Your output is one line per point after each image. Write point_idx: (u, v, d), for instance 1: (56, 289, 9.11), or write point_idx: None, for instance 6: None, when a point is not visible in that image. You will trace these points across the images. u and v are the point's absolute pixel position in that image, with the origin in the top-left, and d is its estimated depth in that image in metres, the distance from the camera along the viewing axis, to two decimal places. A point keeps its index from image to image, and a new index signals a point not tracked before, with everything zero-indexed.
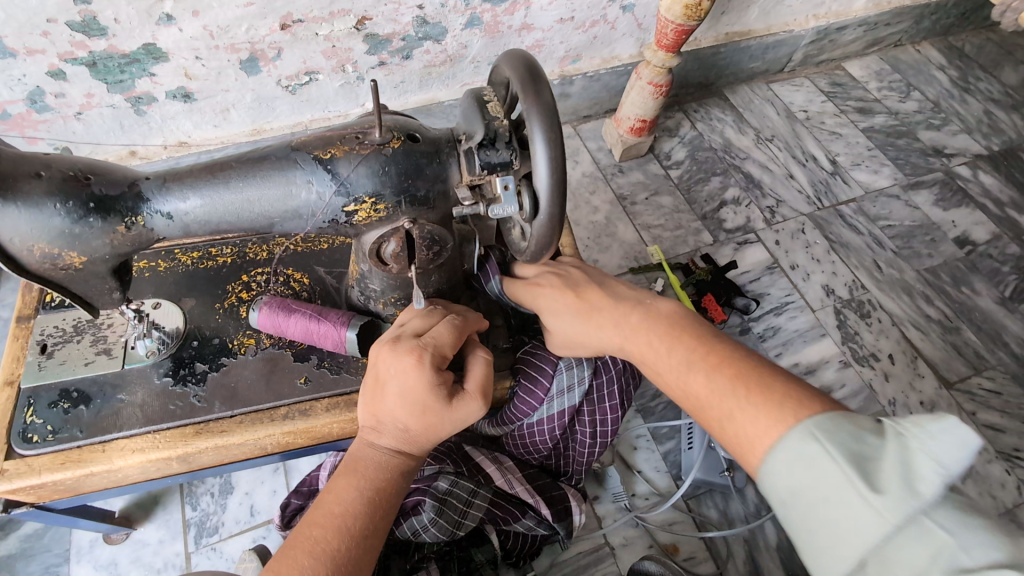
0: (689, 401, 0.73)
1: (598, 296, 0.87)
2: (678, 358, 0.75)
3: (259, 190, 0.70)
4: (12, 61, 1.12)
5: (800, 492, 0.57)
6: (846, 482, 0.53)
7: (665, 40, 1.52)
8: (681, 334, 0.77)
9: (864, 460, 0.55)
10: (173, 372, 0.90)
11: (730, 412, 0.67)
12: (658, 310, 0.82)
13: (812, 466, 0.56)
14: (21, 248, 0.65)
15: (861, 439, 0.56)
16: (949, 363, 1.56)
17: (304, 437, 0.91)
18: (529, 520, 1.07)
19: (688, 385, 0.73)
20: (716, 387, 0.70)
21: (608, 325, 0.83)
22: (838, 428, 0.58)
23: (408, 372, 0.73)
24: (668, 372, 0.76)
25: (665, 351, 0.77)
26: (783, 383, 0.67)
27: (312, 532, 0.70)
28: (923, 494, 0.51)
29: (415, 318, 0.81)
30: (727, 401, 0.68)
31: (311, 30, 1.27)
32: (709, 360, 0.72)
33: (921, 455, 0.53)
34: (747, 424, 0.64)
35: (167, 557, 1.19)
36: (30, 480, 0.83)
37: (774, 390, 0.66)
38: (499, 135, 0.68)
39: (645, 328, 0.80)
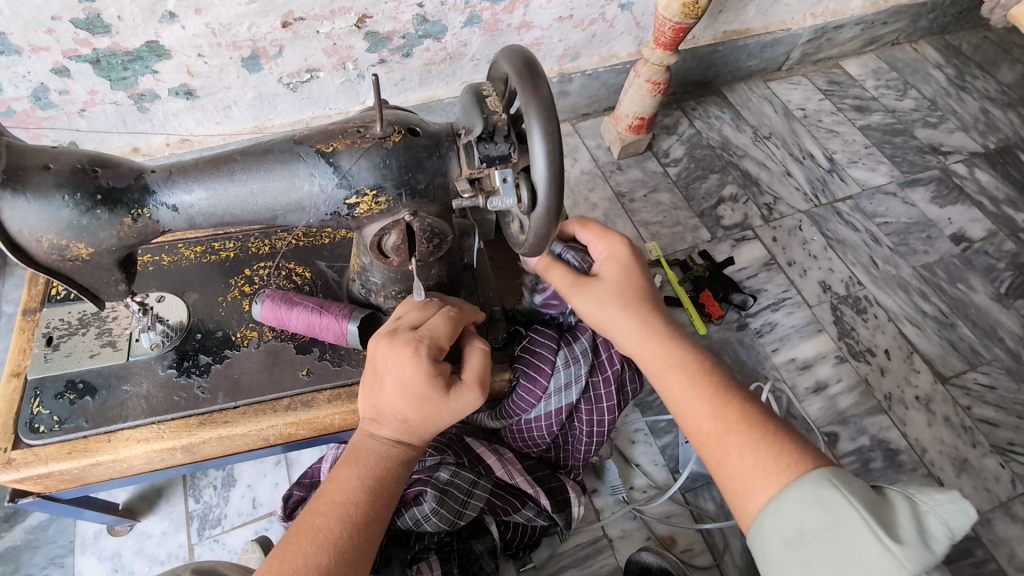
0: (710, 426, 0.79)
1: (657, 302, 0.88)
2: (712, 386, 0.82)
3: (264, 183, 0.71)
4: (18, 58, 1.13)
5: (815, 529, 0.66)
6: (869, 532, 0.62)
7: (663, 38, 1.53)
8: (714, 367, 0.84)
9: (882, 513, 0.64)
10: (178, 364, 0.91)
11: (752, 446, 0.75)
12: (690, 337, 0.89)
13: (831, 508, 0.66)
14: (30, 239, 0.67)
15: (873, 494, 0.67)
16: (945, 358, 1.57)
17: (307, 427, 0.93)
18: (528, 510, 1.10)
19: (716, 412, 0.79)
20: (745, 421, 0.78)
21: (656, 332, 0.85)
22: (853, 483, 0.68)
23: (406, 363, 0.74)
24: (697, 396, 0.81)
25: (698, 378, 0.82)
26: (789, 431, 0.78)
27: (314, 521, 0.71)
28: (933, 552, 0.61)
29: (412, 311, 0.83)
30: (752, 437, 0.76)
31: (312, 27, 1.28)
32: (736, 397, 0.81)
33: (931, 517, 0.63)
34: (772, 460, 0.73)
35: (171, 549, 1.20)
36: (36, 469, 0.84)
37: (793, 439, 0.76)
38: (498, 129, 0.69)
39: (684, 350, 0.85)
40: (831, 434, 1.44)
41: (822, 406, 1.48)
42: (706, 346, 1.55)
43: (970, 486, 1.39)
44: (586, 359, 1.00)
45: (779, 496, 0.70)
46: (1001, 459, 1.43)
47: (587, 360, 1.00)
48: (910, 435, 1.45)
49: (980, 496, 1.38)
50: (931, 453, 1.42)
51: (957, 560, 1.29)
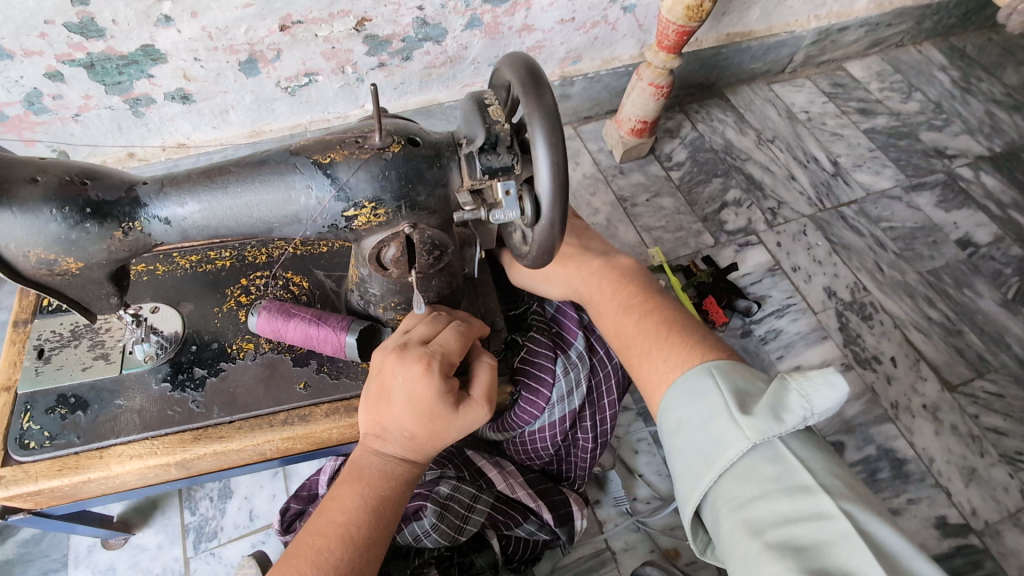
0: (620, 343, 0.86)
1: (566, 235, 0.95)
2: (621, 307, 0.87)
3: (259, 196, 0.69)
4: (10, 63, 1.11)
5: (690, 414, 0.69)
6: (725, 410, 0.66)
7: (666, 41, 1.51)
8: (629, 289, 0.89)
9: (748, 397, 0.67)
10: (172, 377, 0.89)
11: (649, 353, 0.79)
12: (614, 263, 0.94)
13: (702, 395, 0.69)
14: (17, 253, 0.65)
15: (748, 381, 0.69)
16: (952, 366, 1.55)
17: (304, 442, 0.91)
18: (530, 525, 1.07)
19: (623, 329, 0.85)
20: (645, 333, 0.82)
21: (569, 267, 0.93)
22: (732, 373, 0.70)
23: (416, 380, 0.72)
24: (609, 319, 0.88)
25: (609, 301, 0.89)
26: (697, 336, 0.79)
27: (315, 542, 0.69)
28: (785, 424, 0.63)
29: (421, 325, 0.81)
30: (649, 344, 0.80)
31: (311, 31, 1.26)
32: (643, 312, 0.85)
33: (794, 396, 0.65)
34: (663, 362, 0.77)
35: (166, 563, 1.18)
36: (26, 486, 0.82)
37: (689, 340, 0.78)
38: (501, 139, 0.67)
39: (600, 278, 0.92)
40: (838, 443, 1.42)
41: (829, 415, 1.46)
42: None
43: (978, 497, 1.37)
44: (585, 363, 0.99)
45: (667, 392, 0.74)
46: (1009, 468, 1.41)
47: (585, 363, 1.00)
48: (917, 445, 1.42)
49: (988, 506, 1.36)
50: (939, 463, 1.40)
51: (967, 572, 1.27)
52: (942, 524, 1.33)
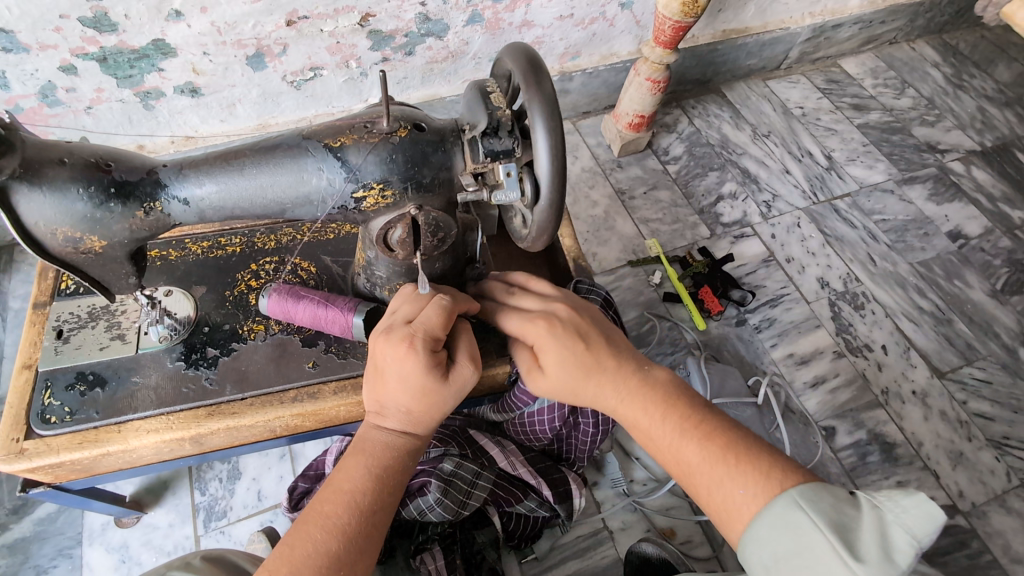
0: (678, 470, 0.71)
1: (602, 344, 0.78)
2: (673, 425, 0.72)
3: (273, 177, 0.72)
4: (25, 56, 1.15)
5: (786, 555, 0.59)
6: (831, 554, 0.56)
7: (663, 37, 1.55)
8: (678, 402, 0.74)
9: (848, 529, 0.58)
10: (186, 356, 0.93)
11: (719, 480, 0.66)
12: (647, 372, 0.78)
13: (799, 533, 0.59)
14: (45, 231, 0.68)
15: (839, 507, 0.60)
16: (941, 354, 1.59)
17: (312, 419, 0.94)
18: (531, 501, 1.11)
19: (678, 450, 0.70)
20: (710, 456, 0.68)
21: (607, 382, 0.76)
22: (818, 497, 0.60)
23: (404, 360, 0.74)
24: (659, 441, 0.73)
25: (657, 421, 0.73)
26: (763, 450, 0.68)
27: (324, 508, 0.72)
28: (898, 565, 0.55)
29: (406, 304, 0.83)
30: (716, 469, 0.67)
31: (316, 26, 1.30)
32: (698, 427, 0.71)
33: (895, 527, 0.57)
34: (738, 492, 0.64)
35: (178, 540, 1.22)
36: (48, 459, 0.85)
37: (762, 458, 0.66)
38: (502, 124, 0.71)
39: (644, 393, 0.75)
40: (829, 428, 1.46)
41: (820, 401, 1.50)
42: (706, 342, 1.57)
43: (965, 479, 1.41)
44: None
45: (751, 527, 0.63)
46: (996, 452, 1.45)
47: None
48: (907, 430, 1.46)
49: (975, 489, 1.39)
50: (927, 447, 1.44)
51: (954, 551, 1.31)
52: None
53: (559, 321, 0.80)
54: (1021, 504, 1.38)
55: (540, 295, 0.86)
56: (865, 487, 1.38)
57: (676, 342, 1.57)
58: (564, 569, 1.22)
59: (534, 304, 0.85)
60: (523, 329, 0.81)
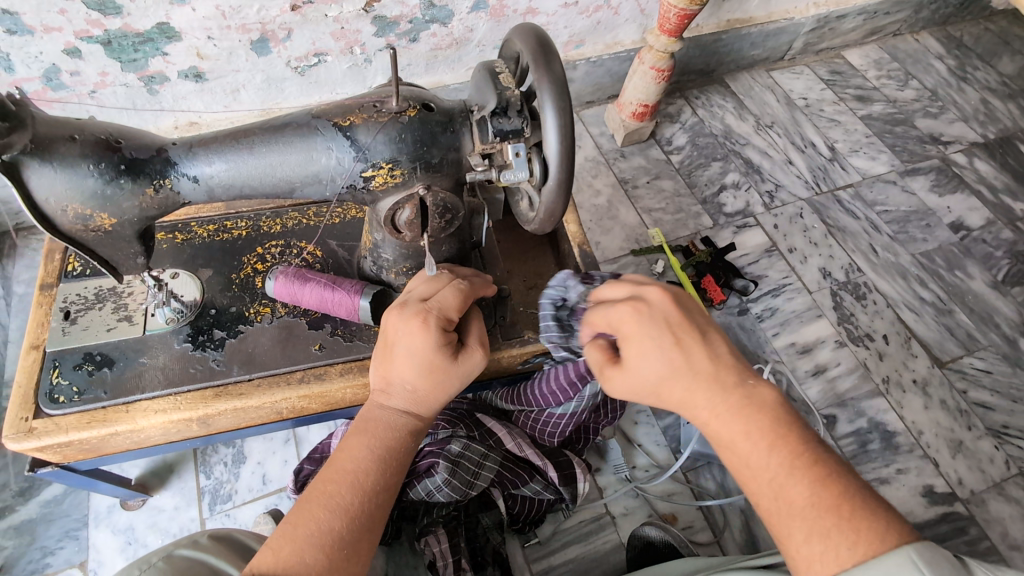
0: (771, 508, 0.61)
1: (700, 350, 0.70)
2: (779, 459, 0.62)
3: (282, 156, 0.73)
4: (30, 39, 1.14)
5: None
6: None
7: (668, 24, 1.55)
8: (789, 433, 0.64)
9: None
10: (193, 338, 0.93)
11: (823, 532, 0.58)
12: (755, 395, 0.67)
13: None
14: (56, 208, 0.68)
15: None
16: (943, 344, 1.59)
17: (319, 401, 0.95)
18: (536, 484, 1.12)
19: (779, 487, 0.61)
20: (818, 502, 0.59)
21: (703, 389, 0.68)
22: (940, 565, 0.54)
23: (416, 334, 0.77)
24: (758, 471, 0.63)
25: (760, 449, 0.63)
26: (883, 511, 0.58)
27: (327, 487, 0.71)
28: None
29: (422, 285, 0.86)
30: (823, 518, 0.58)
31: (320, 11, 1.29)
32: (808, 467, 0.61)
33: None
34: (843, 550, 0.56)
35: (183, 523, 1.22)
36: (57, 438, 0.85)
37: (878, 516, 0.58)
38: (511, 104, 0.71)
39: (748, 414, 0.65)
40: (830, 416, 1.47)
41: (822, 389, 1.51)
42: None
43: (965, 467, 1.42)
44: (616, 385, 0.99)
45: None
46: (996, 441, 1.46)
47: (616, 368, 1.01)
48: (907, 418, 1.48)
49: (974, 476, 1.41)
50: (927, 436, 1.45)
51: (952, 537, 1.32)
52: (929, 493, 1.38)
53: (649, 309, 0.74)
54: (1020, 492, 1.39)
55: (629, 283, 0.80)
56: (865, 474, 1.39)
57: None
58: (567, 553, 1.23)
59: (620, 293, 0.79)
60: (608, 319, 0.77)
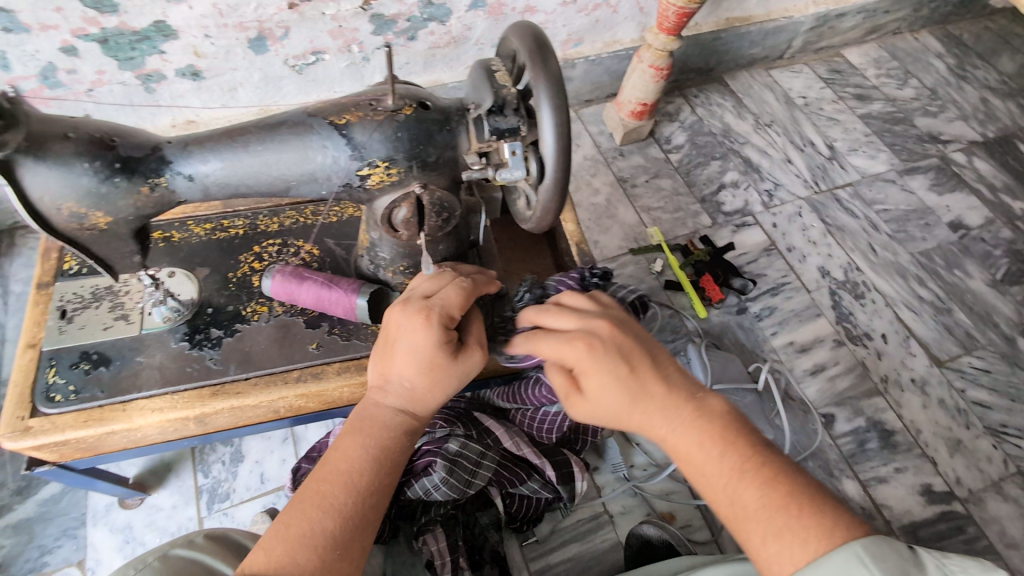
0: (729, 514, 0.63)
1: (650, 374, 0.72)
2: (731, 465, 0.65)
3: (278, 154, 0.73)
4: (27, 37, 1.14)
5: None
6: None
7: (667, 23, 1.54)
8: (737, 439, 0.67)
9: None
10: (190, 337, 0.93)
11: (775, 531, 0.59)
12: (705, 408, 0.70)
13: None
14: (51, 206, 0.68)
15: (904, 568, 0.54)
16: (941, 342, 1.59)
17: (316, 400, 0.95)
18: (534, 483, 1.12)
19: (733, 493, 0.63)
20: (770, 502, 0.61)
21: (658, 411, 0.70)
22: (884, 556, 0.54)
23: (419, 331, 0.77)
24: (713, 480, 0.65)
25: (713, 459, 0.66)
26: (831, 505, 0.60)
27: (320, 487, 0.71)
28: None
29: (425, 282, 0.85)
30: (776, 517, 0.60)
31: (318, 9, 1.29)
32: (759, 470, 0.64)
33: None
34: (796, 547, 0.58)
35: (181, 522, 1.22)
36: (53, 437, 0.85)
37: (825, 510, 0.60)
38: (508, 102, 0.71)
39: (700, 425, 0.68)
40: (828, 415, 1.47)
41: (820, 388, 1.51)
42: (706, 330, 1.57)
43: (962, 466, 1.42)
44: None
45: None
46: (993, 440, 1.46)
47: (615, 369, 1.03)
48: (905, 417, 1.48)
49: (972, 475, 1.41)
50: (926, 434, 1.45)
51: (950, 536, 1.32)
52: (927, 492, 1.38)
53: (600, 340, 0.74)
54: (1017, 491, 1.39)
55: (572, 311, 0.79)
56: (863, 473, 1.39)
57: (677, 330, 1.57)
58: (565, 552, 1.23)
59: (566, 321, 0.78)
60: (558, 352, 0.75)
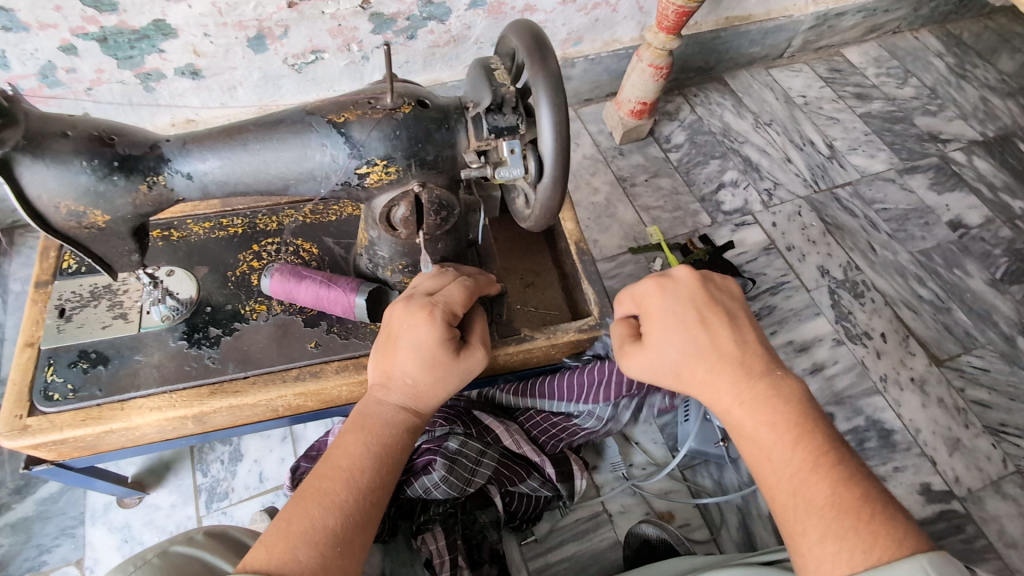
0: (788, 502, 0.63)
1: (727, 334, 0.74)
2: (803, 456, 0.65)
3: (276, 153, 0.73)
4: (26, 36, 1.14)
5: None
6: None
7: (666, 22, 1.54)
8: (813, 433, 0.67)
9: None
10: (188, 335, 0.93)
11: (839, 533, 0.59)
12: (786, 394, 0.70)
13: None
14: (48, 204, 0.68)
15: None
16: (941, 342, 1.59)
17: (315, 399, 0.95)
18: (534, 480, 1.12)
19: (799, 484, 0.63)
20: (837, 502, 0.61)
21: (730, 379, 0.71)
22: (948, 570, 0.54)
23: (422, 326, 0.77)
24: (778, 463, 0.66)
25: (783, 445, 0.66)
26: (897, 518, 0.60)
27: (321, 485, 0.70)
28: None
29: (427, 280, 0.86)
30: (841, 519, 0.60)
31: (317, 8, 1.29)
32: (831, 468, 0.63)
33: None
34: (856, 551, 0.58)
35: (179, 520, 1.22)
36: (51, 436, 0.85)
37: (894, 524, 0.59)
38: (506, 101, 0.71)
39: (774, 406, 0.69)
40: (827, 414, 1.47)
41: (819, 387, 1.51)
42: None
43: (962, 465, 1.42)
44: None
45: None
46: (993, 439, 1.46)
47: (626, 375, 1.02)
48: (905, 416, 1.47)
49: (972, 474, 1.41)
50: (925, 434, 1.45)
51: (949, 535, 1.32)
52: (926, 491, 1.38)
53: (673, 284, 0.80)
54: (1017, 490, 1.39)
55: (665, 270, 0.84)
56: None
57: None
58: (564, 551, 1.23)
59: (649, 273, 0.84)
60: (637, 297, 0.81)
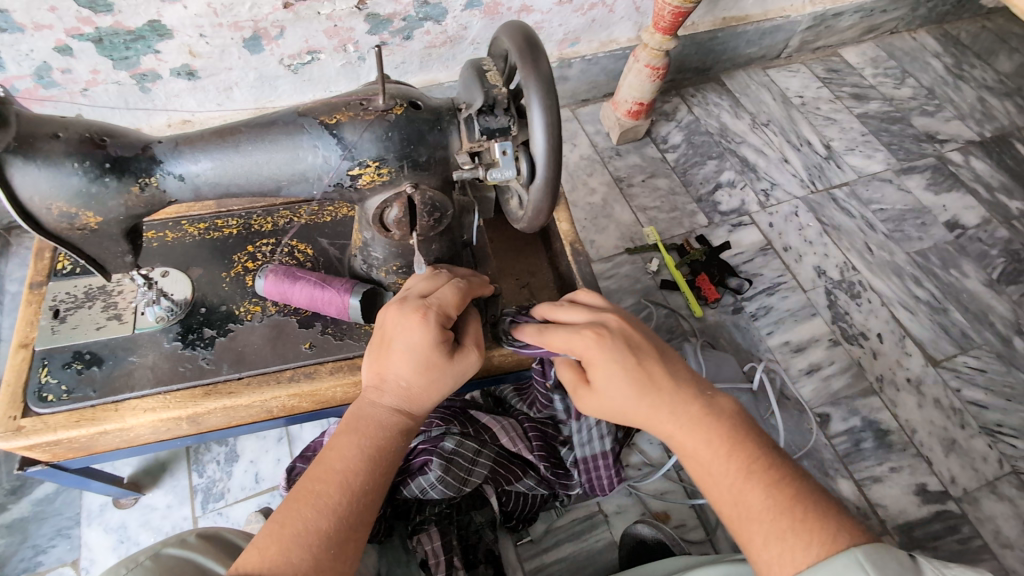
0: (733, 513, 0.63)
1: (661, 371, 0.72)
2: (737, 466, 0.65)
3: (269, 155, 0.73)
4: (21, 36, 1.14)
5: None
6: None
7: (663, 22, 1.54)
8: (746, 441, 0.67)
9: None
10: (182, 336, 0.93)
11: (778, 534, 0.60)
12: (718, 411, 0.70)
13: None
14: (41, 206, 0.68)
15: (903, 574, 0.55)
16: (937, 342, 1.59)
17: (309, 399, 0.95)
18: (529, 480, 1.12)
19: (738, 495, 0.63)
20: (775, 505, 0.61)
21: (667, 408, 0.70)
22: (884, 561, 0.55)
23: (415, 329, 0.77)
24: (718, 477, 0.66)
25: (722, 463, 0.66)
26: (834, 512, 0.61)
27: (314, 487, 0.70)
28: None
29: (422, 282, 0.86)
30: (780, 519, 0.60)
31: (313, 9, 1.28)
32: (768, 474, 0.64)
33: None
34: (798, 550, 0.58)
35: (175, 521, 1.23)
36: (44, 437, 0.85)
37: (829, 516, 0.60)
38: (498, 101, 0.71)
39: (708, 423, 0.68)
40: (823, 414, 1.47)
41: (815, 388, 1.51)
42: (702, 330, 1.57)
43: (958, 466, 1.42)
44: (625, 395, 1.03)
45: None
46: (989, 439, 1.46)
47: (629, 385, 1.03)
48: (901, 417, 1.48)
49: (967, 475, 1.41)
50: (921, 434, 1.45)
51: (944, 536, 1.32)
52: (922, 491, 1.38)
53: (608, 331, 0.75)
54: (1013, 490, 1.39)
55: (583, 307, 0.80)
56: (858, 473, 1.39)
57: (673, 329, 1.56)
58: (560, 552, 1.23)
59: (579, 316, 0.80)
60: (568, 343, 0.76)
